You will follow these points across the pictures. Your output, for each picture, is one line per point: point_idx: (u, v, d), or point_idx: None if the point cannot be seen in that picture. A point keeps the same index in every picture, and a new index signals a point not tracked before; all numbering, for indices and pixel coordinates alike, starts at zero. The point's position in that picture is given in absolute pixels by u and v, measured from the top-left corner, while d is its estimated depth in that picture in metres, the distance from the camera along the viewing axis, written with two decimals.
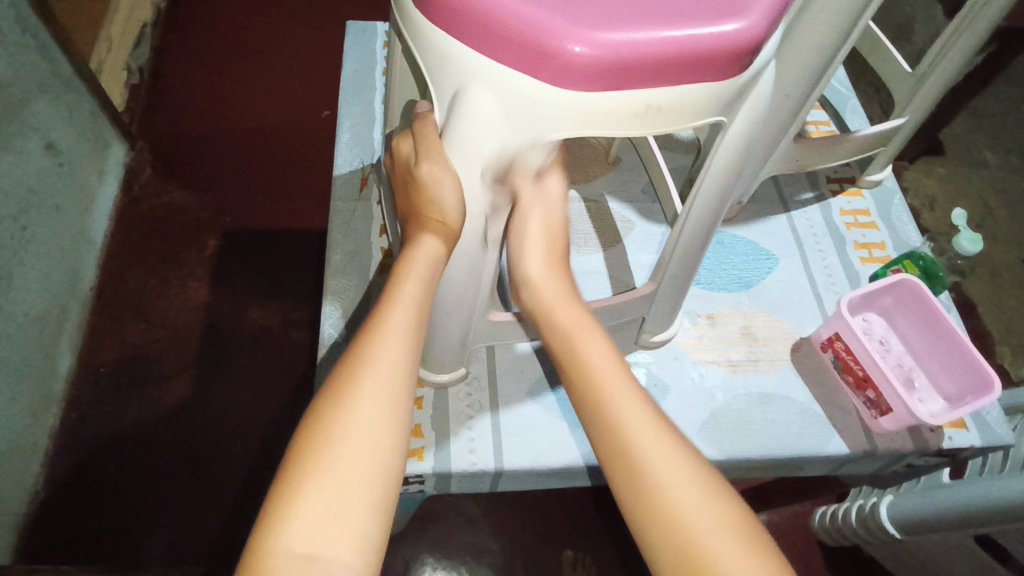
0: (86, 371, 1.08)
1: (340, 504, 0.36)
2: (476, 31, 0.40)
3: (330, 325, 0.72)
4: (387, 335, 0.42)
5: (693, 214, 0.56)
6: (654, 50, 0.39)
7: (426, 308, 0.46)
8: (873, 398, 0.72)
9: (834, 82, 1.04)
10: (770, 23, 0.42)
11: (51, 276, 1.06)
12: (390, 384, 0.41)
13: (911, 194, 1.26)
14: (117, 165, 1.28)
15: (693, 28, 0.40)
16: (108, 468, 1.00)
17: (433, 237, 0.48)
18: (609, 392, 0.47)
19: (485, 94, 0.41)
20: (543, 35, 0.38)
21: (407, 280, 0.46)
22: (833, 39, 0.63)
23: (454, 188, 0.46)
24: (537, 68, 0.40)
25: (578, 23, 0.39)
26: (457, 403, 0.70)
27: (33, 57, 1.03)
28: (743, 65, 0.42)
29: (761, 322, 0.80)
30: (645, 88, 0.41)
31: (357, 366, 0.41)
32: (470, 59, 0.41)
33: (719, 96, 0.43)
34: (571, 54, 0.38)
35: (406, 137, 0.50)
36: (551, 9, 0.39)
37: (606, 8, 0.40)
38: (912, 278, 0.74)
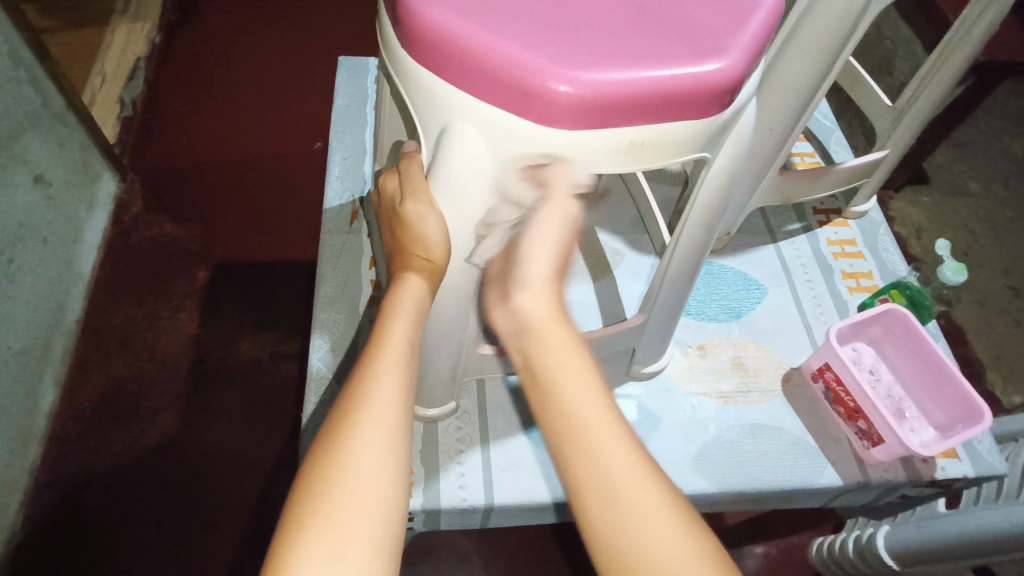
0: (70, 406, 1.06)
1: (344, 547, 0.35)
2: (462, 71, 0.40)
3: (318, 358, 0.71)
4: (381, 370, 0.42)
5: (681, 245, 0.56)
6: (637, 89, 0.40)
7: (418, 340, 0.45)
8: (865, 428, 0.71)
9: (818, 115, 1.06)
10: (750, 62, 0.42)
11: (37, 309, 1.05)
12: (389, 420, 0.40)
13: (898, 224, 1.29)
14: (107, 198, 1.28)
15: (675, 67, 0.40)
16: (90, 506, 0.97)
17: (417, 275, 0.47)
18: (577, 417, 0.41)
19: (472, 131, 0.42)
20: (526, 75, 0.39)
21: (395, 315, 0.45)
22: (813, 76, 0.65)
23: (440, 222, 0.45)
24: (521, 106, 0.40)
25: (562, 62, 0.39)
26: (447, 437, 0.69)
27: (25, 92, 1.04)
28: (723, 104, 0.43)
29: (752, 352, 0.80)
30: (627, 126, 0.42)
31: (353, 403, 0.40)
32: (458, 97, 0.41)
33: (702, 131, 0.44)
34: (556, 92, 0.39)
35: (392, 175, 0.49)
36: (534, 48, 0.40)
37: (589, 46, 0.40)
38: (899, 308, 0.75)
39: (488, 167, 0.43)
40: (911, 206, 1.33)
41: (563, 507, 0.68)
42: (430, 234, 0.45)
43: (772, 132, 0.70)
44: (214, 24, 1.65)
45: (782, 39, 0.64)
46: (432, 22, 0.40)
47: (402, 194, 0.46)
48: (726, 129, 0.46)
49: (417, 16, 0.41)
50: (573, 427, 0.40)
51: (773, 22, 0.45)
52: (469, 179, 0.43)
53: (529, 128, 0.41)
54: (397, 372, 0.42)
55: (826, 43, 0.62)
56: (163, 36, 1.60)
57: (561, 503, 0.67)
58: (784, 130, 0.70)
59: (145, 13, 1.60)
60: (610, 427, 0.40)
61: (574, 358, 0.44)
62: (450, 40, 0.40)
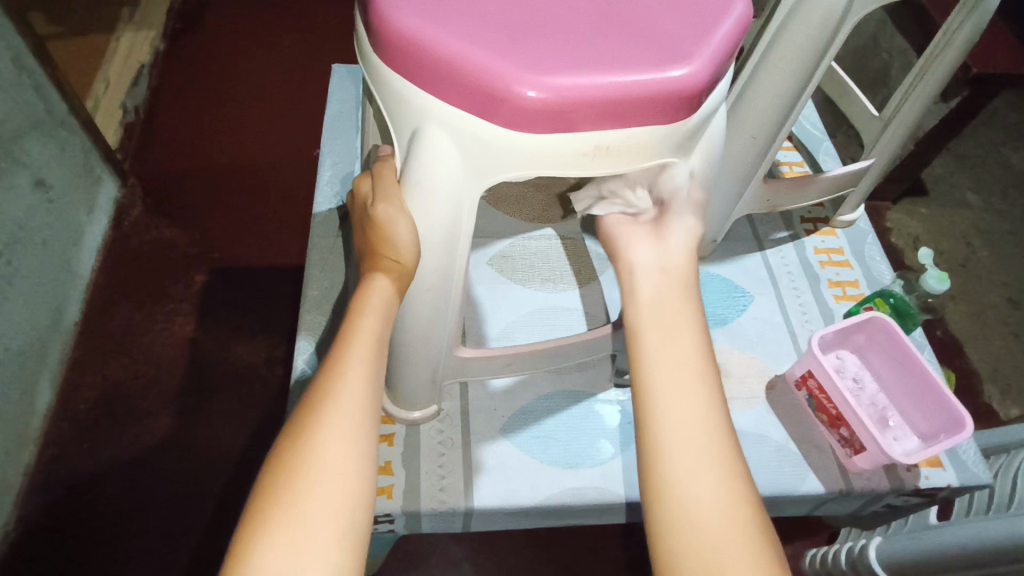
0: (65, 406, 1.07)
1: (306, 539, 0.36)
2: (433, 77, 0.41)
3: (304, 359, 0.72)
4: (348, 369, 0.43)
5: None
6: (603, 94, 0.41)
7: (385, 341, 0.46)
8: (847, 435, 0.71)
9: (808, 124, 1.07)
10: (716, 68, 0.43)
11: (36, 310, 1.06)
12: (355, 417, 0.41)
13: (894, 235, 1.30)
14: (108, 202, 1.29)
15: (639, 74, 0.41)
16: (81, 506, 0.98)
17: (386, 275, 0.47)
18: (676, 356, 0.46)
19: (444, 135, 0.43)
20: (493, 80, 0.40)
21: (363, 316, 0.46)
22: (792, 85, 0.66)
23: (409, 225, 0.46)
24: (488, 110, 0.41)
25: (529, 67, 0.40)
26: (430, 440, 0.69)
27: (29, 96, 1.06)
28: (690, 109, 0.44)
29: (736, 359, 0.80)
30: (594, 130, 0.42)
31: (319, 399, 0.41)
32: (429, 100, 0.42)
33: (670, 137, 0.45)
34: (523, 96, 0.40)
35: (366, 177, 0.50)
36: (502, 53, 0.40)
37: (555, 52, 0.41)
38: (882, 316, 0.75)
39: (459, 170, 0.44)
40: (908, 216, 1.33)
41: (546, 512, 0.68)
42: (400, 237, 0.46)
43: (753, 141, 0.71)
44: (216, 32, 1.67)
45: (763, 48, 0.65)
46: (402, 27, 0.41)
47: (373, 198, 0.47)
48: (694, 135, 0.47)
49: (389, 23, 0.42)
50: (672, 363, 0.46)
51: (741, 30, 0.46)
52: (440, 182, 0.44)
53: (498, 132, 0.42)
54: (364, 370, 0.43)
55: (805, 54, 0.63)
56: (166, 43, 1.63)
57: (540, 508, 0.67)
58: (766, 139, 0.71)
59: (150, 21, 1.63)
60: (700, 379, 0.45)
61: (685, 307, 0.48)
62: (421, 44, 0.41)
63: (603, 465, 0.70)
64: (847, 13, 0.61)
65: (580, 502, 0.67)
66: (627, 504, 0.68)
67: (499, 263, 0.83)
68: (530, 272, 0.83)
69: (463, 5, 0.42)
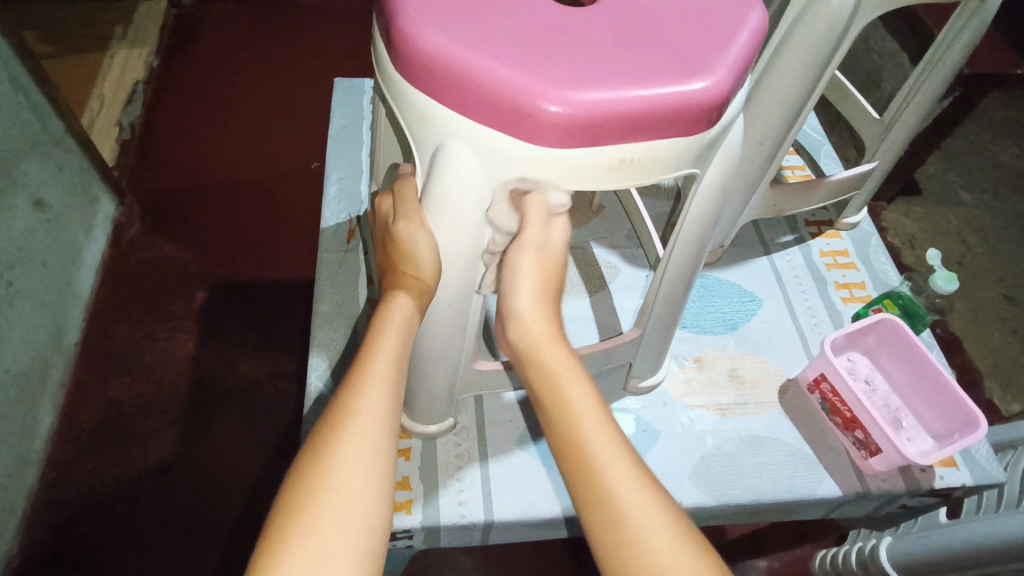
0: (69, 428, 1.06)
1: (326, 557, 0.36)
2: (456, 93, 0.41)
3: (317, 376, 0.72)
4: (367, 387, 0.43)
5: (676, 254, 0.55)
6: (625, 108, 0.41)
7: (405, 358, 0.47)
8: (862, 438, 0.71)
9: (808, 128, 1.08)
10: (736, 80, 0.43)
11: (36, 331, 1.05)
12: (374, 433, 0.41)
13: (892, 234, 1.31)
14: (106, 220, 1.29)
15: (662, 87, 0.41)
16: (89, 529, 0.96)
17: (407, 294, 0.49)
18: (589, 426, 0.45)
19: (465, 150, 0.43)
20: (518, 96, 0.40)
21: (383, 334, 0.47)
22: (797, 92, 0.67)
23: (430, 242, 0.46)
24: (512, 125, 0.41)
25: (552, 83, 0.40)
26: (446, 453, 0.69)
27: (25, 117, 1.06)
28: (710, 121, 0.44)
29: (748, 364, 0.80)
30: (618, 144, 0.43)
31: (338, 417, 0.41)
32: (451, 115, 0.42)
33: (691, 148, 0.45)
34: (546, 110, 0.40)
35: (387, 196, 0.52)
36: (525, 68, 0.41)
37: (578, 67, 0.41)
38: (891, 317, 0.76)
39: (481, 186, 0.44)
40: (903, 216, 1.34)
41: (562, 522, 0.68)
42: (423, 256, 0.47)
43: (761, 146, 0.72)
44: (210, 48, 1.67)
45: (767, 57, 0.67)
46: (422, 44, 0.41)
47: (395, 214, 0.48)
48: (713, 146, 0.47)
49: (411, 41, 0.42)
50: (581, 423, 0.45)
51: (758, 40, 0.46)
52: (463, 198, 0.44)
53: (520, 147, 0.42)
54: (383, 390, 0.43)
55: (810, 62, 0.65)
56: (160, 60, 1.62)
57: (560, 518, 0.67)
58: (772, 144, 0.72)
59: (144, 38, 1.63)
60: (600, 420, 0.46)
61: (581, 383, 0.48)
62: (441, 59, 0.41)
63: None
64: (851, 23, 0.63)
65: None
66: (563, 518, 0.67)
67: None
68: None
69: (485, 23, 0.42)
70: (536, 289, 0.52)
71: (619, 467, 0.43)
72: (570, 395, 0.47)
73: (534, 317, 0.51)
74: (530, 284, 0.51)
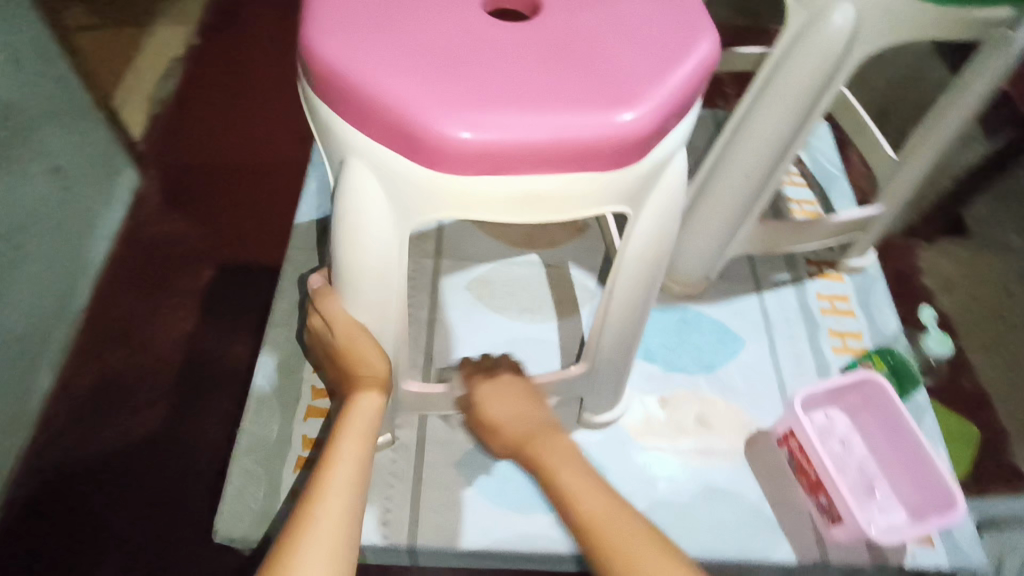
0: (64, 392, 1.05)
1: None
2: (351, 106, 0.39)
3: (263, 375, 0.71)
4: (330, 487, 0.46)
5: (616, 295, 0.51)
6: (527, 138, 0.37)
7: (367, 457, 0.49)
8: (826, 503, 0.66)
9: (825, 160, 1.01)
10: (665, 115, 0.39)
11: (43, 296, 1.06)
12: (332, 543, 0.43)
13: (927, 277, 1.12)
14: (125, 193, 1.28)
15: (572, 118, 0.38)
16: (68, 496, 0.95)
17: (367, 392, 0.51)
18: (570, 481, 0.53)
19: (364, 168, 0.40)
20: (409, 116, 0.37)
21: (344, 438, 0.49)
22: (784, 126, 0.63)
23: (376, 347, 0.50)
24: (404, 146, 0.38)
25: (448, 105, 0.37)
26: (381, 471, 0.67)
27: (48, 87, 1.08)
28: (632, 158, 0.40)
29: (718, 409, 0.75)
30: (523, 175, 0.39)
31: (303, 520, 0.44)
32: (352, 127, 0.40)
33: (610, 184, 0.41)
34: (442, 133, 0.37)
35: (316, 315, 0.54)
36: (424, 86, 0.37)
37: (481, 88, 0.38)
38: (877, 377, 0.70)
39: (381, 209, 0.41)
40: (945, 259, 1.14)
41: (510, 557, 0.65)
42: (338, 282, 0.47)
43: (748, 179, 0.68)
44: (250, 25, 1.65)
45: (761, 81, 0.62)
46: (321, 50, 0.39)
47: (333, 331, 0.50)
48: (646, 184, 0.43)
49: (312, 45, 0.39)
50: (564, 477, 0.53)
51: (708, 72, 0.41)
52: (361, 217, 0.41)
53: (417, 171, 0.39)
54: (344, 487, 0.46)
55: (802, 90, 0.60)
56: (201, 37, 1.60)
57: (488, 552, 0.64)
58: (760, 178, 0.68)
59: (187, 17, 1.63)
60: (584, 475, 0.53)
61: (565, 448, 0.56)
62: (339, 67, 0.38)
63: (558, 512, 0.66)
64: (850, 51, 0.58)
65: (531, 550, 0.64)
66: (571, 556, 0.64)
67: (477, 287, 0.80)
68: (508, 300, 0.79)
69: (394, 33, 0.39)
70: (504, 402, 0.60)
71: (610, 514, 0.50)
72: (555, 464, 0.54)
73: (515, 415, 0.59)
74: (499, 402, 0.60)
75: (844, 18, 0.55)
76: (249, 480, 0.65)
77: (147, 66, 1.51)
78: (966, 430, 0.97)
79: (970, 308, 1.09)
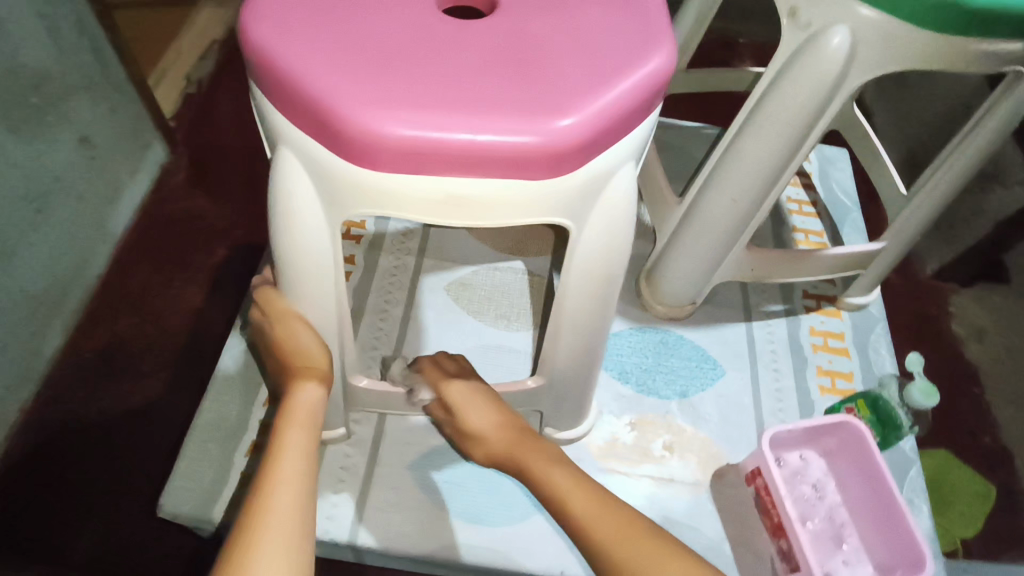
0: (71, 355, 0.95)
1: None
2: (279, 92, 0.38)
3: (231, 356, 0.72)
4: (280, 473, 0.42)
5: (564, 311, 0.50)
6: (445, 139, 0.36)
7: (315, 440, 0.46)
8: (786, 549, 0.63)
9: (840, 192, 0.96)
10: (599, 129, 0.38)
11: (59, 259, 0.96)
12: (287, 536, 0.39)
13: (957, 321, 1.05)
14: (153, 166, 1.16)
15: (496, 122, 0.36)
16: (55, 469, 0.85)
17: (309, 383, 0.49)
18: (550, 479, 0.50)
19: (292, 156, 0.40)
20: (329, 105, 0.36)
21: (291, 425, 0.46)
22: (773, 152, 0.60)
23: (312, 334, 0.50)
24: (326, 137, 0.38)
25: (368, 98, 0.36)
26: (333, 463, 0.67)
27: (83, 57, 0.98)
28: (561, 170, 0.38)
29: (687, 439, 0.72)
30: (444, 177, 0.38)
31: (256, 510, 0.40)
32: (283, 116, 0.39)
33: (538, 195, 0.40)
34: (362, 128, 0.36)
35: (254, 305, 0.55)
36: (348, 78, 0.37)
37: (407, 84, 0.37)
38: (855, 422, 0.66)
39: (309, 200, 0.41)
40: (976, 303, 1.07)
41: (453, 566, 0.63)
42: (276, 271, 0.47)
43: (735, 203, 0.65)
44: None
45: (752, 102, 0.59)
46: (256, 31, 0.38)
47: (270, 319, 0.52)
48: (582, 199, 0.41)
49: (248, 26, 0.39)
50: (546, 473, 0.50)
51: (658, 88, 0.40)
52: (290, 207, 0.41)
53: (340, 164, 0.38)
54: (296, 472, 0.43)
55: (793, 114, 0.57)
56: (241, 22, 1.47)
57: (430, 557, 0.63)
58: (748, 203, 0.65)
59: None
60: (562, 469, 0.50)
61: (549, 454, 0.52)
62: (269, 50, 0.38)
63: (508, 525, 0.65)
64: (846, 76, 0.55)
65: (474, 561, 0.62)
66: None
67: (455, 289, 0.79)
68: (485, 305, 0.78)
69: (333, 23, 0.39)
70: (480, 408, 0.57)
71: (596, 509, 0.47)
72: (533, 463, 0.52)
73: (490, 421, 0.56)
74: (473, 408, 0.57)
75: (841, 41, 0.52)
76: (200, 457, 0.66)
77: (189, 37, 1.39)
78: (976, 487, 0.91)
79: (1005, 360, 1.02)
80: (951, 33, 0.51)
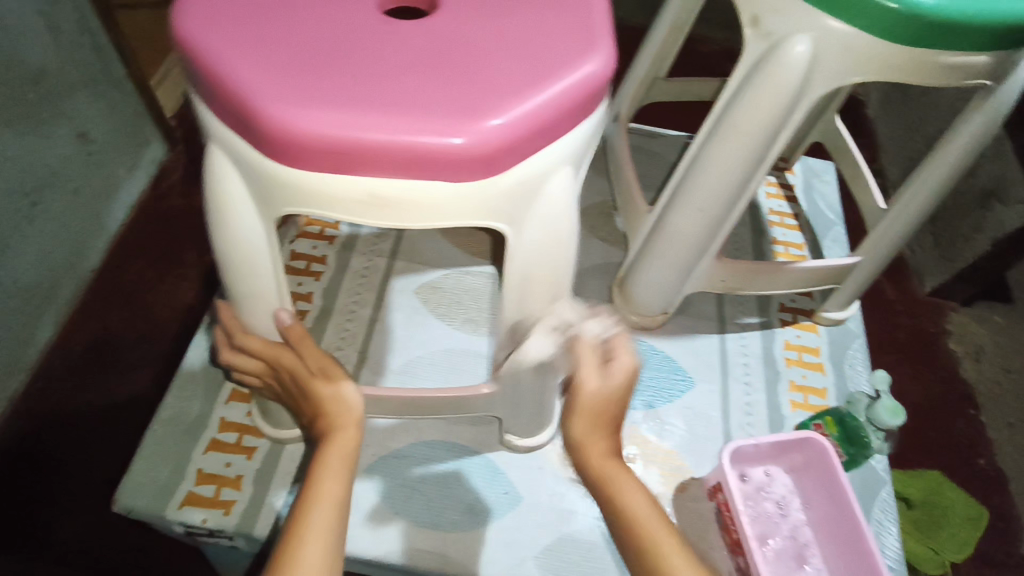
0: (61, 348, 0.94)
1: None
2: (207, 89, 0.38)
3: (196, 352, 0.73)
4: (324, 471, 0.46)
5: (509, 317, 0.49)
6: (363, 136, 0.35)
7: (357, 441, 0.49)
8: (744, 565, 0.60)
9: (824, 206, 0.95)
10: (522, 130, 0.37)
11: (51, 254, 0.94)
12: (330, 528, 0.44)
13: (955, 340, 1.04)
14: (151, 165, 1.14)
15: (415, 120, 0.36)
16: (39, 461, 0.84)
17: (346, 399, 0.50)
18: (614, 489, 0.48)
19: (224, 153, 0.40)
20: (249, 101, 0.36)
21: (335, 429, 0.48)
22: (736, 162, 0.59)
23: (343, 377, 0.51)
24: (250, 133, 0.37)
25: (288, 94, 0.36)
26: (290, 463, 0.66)
27: (85, 56, 0.96)
28: (486, 171, 0.38)
29: (651, 450, 0.71)
30: (367, 175, 0.38)
31: (304, 503, 0.45)
32: (213, 112, 0.39)
33: (465, 197, 0.39)
34: (280, 123, 0.35)
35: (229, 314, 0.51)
36: (270, 74, 0.36)
37: (329, 81, 0.37)
38: (818, 437, 0.65)
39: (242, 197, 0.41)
40: (978, 323, 1.06)
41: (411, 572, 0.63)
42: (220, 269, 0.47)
43: (701, 214, 0.64)
44: None
45: (717, 111, 0.59)
46: (186, 29, 0.38)
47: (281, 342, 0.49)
48: (512, 201, 0.41)
49: (180, 23, 0.39)
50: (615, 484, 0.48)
51: (590, 92, 0.39)
52: (223, 203, 0.41)
53: (264, 161, 0.38)
54: (338, 471, 0.46)
55: (755, 124, 0.56)
56: None
57: (383, 562, 0.62)
58: (715, 215, 0.64)
59: None
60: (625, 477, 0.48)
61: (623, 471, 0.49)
62: (197, 48, 0.38)
63: (467, 532, 0.64)
64: (808, 87, 0.54)
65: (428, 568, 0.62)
66: None
67: (425, 293, 0.78)
68: (454, 309, 0.77)
69: (263, 21, 0.39)
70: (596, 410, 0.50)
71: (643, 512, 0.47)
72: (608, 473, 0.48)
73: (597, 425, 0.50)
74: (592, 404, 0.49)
75: (802, 50, 0.52)
76: (158, 453, 0.66)
77: None
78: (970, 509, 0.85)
79: (999, 382, 1.01)
80: (910, 45, 0.50)
